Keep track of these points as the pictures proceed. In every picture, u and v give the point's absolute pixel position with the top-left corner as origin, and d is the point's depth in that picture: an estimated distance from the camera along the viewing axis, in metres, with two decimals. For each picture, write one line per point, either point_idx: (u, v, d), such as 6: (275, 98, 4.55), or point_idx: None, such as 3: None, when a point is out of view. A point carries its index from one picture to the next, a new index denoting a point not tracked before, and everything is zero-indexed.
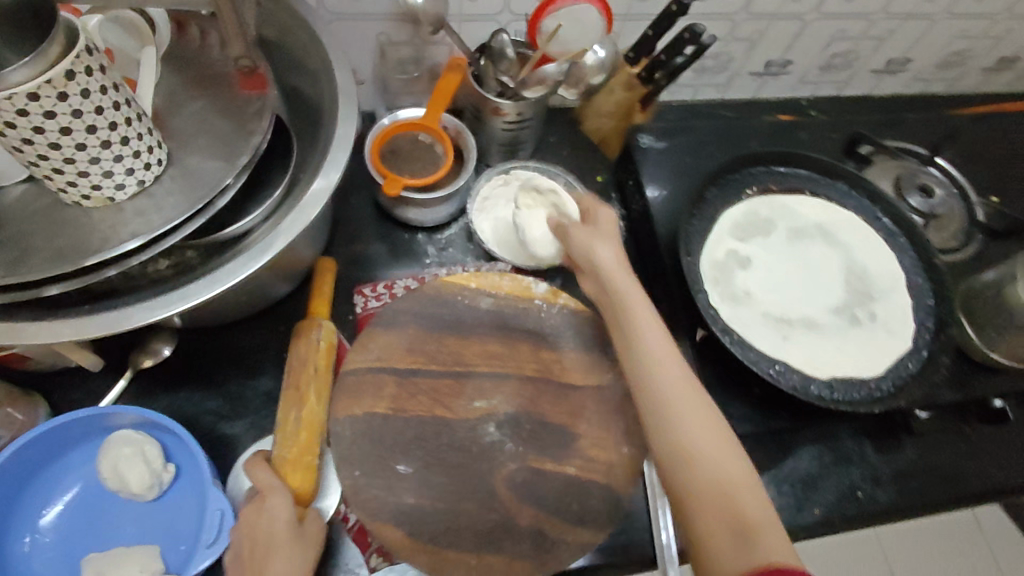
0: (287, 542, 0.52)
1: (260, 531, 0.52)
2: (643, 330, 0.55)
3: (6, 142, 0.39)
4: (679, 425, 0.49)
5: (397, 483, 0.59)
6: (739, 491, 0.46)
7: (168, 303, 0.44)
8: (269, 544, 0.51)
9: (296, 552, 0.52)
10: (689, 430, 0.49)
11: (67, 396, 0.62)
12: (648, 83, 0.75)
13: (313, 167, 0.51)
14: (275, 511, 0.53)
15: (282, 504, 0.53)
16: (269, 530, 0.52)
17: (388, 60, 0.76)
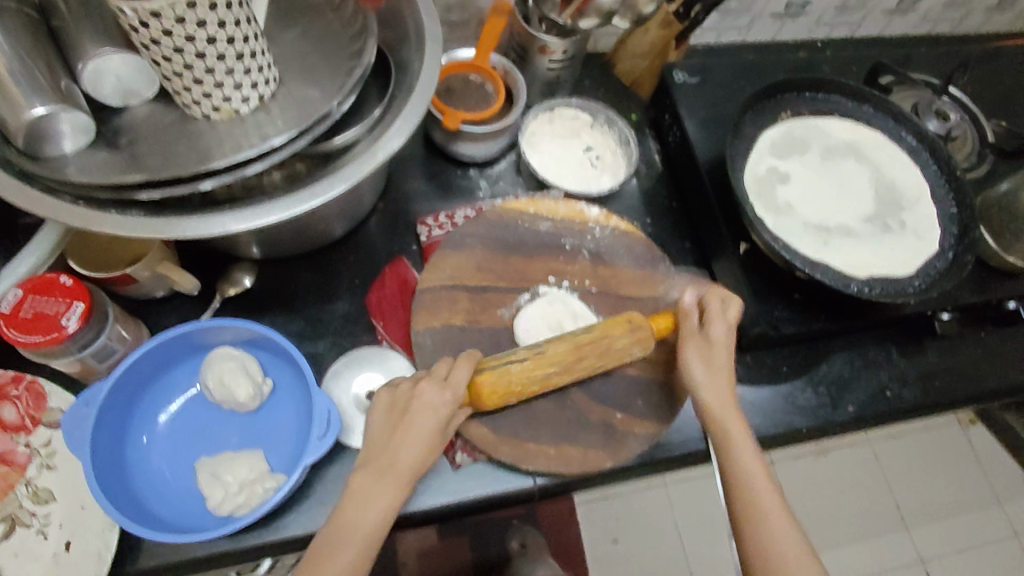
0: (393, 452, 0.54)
1: (381, 447, 0.54)
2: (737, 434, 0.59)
3: (158, 52, 0.44)
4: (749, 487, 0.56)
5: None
6: (779, 524, 0.54)
7: (295, 203, 0.48)
8: (380, 463, 0.53)
9: (383, 491, 0.52)
10: (770, 537, 0.54)
11: (162, 322, 0.67)
12: (686, 18, 0.78)
13: (405, 88, 0.55)
14: (404, 449, 0.54)
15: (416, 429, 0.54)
16: (392, 454, 0.54)
17: (437, 4, 0.80)
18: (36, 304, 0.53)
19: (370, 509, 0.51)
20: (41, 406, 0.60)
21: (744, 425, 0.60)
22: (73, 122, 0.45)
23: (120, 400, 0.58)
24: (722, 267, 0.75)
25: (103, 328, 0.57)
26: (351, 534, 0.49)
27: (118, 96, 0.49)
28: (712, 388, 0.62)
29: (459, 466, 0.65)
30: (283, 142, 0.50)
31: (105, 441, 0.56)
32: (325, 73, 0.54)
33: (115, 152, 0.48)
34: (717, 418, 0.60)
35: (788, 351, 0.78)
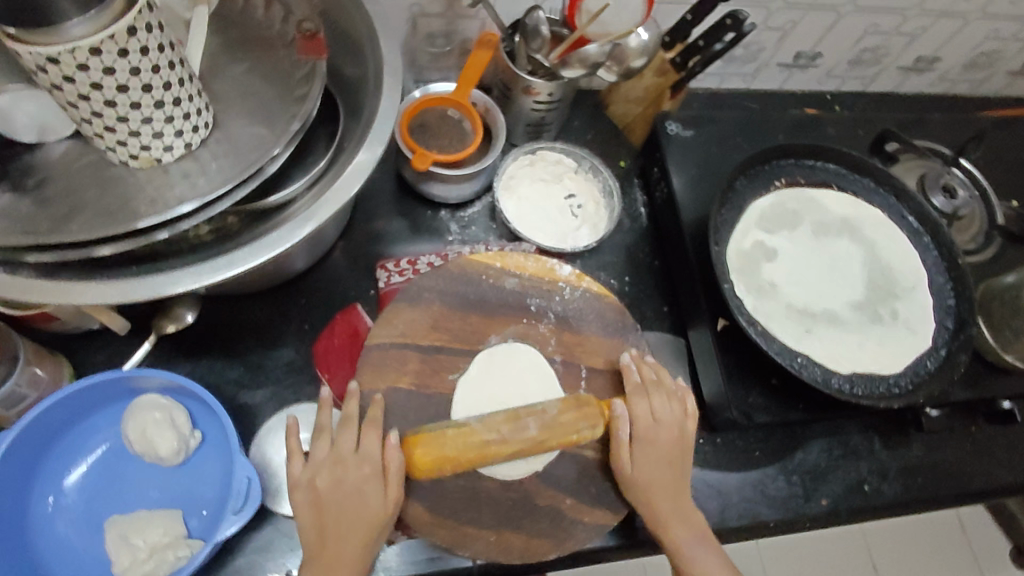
0: (357, 537, 0.54)
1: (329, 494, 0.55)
2: (662, 483, 0.59)
3: (62, 97, 0.39)
4: (688, 554, 0.58)
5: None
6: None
7: (212, 270, 0.43)
8: (337, 534, 0.54)
9: (356, 554, 0.54)
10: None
11: (88, 358, 0.62)
12: (683, 68, 0.72)
13: (354, 139, 0.50)
14: (356, 502, 0.54)
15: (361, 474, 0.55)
16: (341, 506, 0.55)
17: (420, 32, 0.75)
18: None
19: (343, 569, 0.53)
20: None
21: (668, 456, 0.60)
22: None
23: (26, 450, 0.53)
24: (698, 337, 0.70)
25: (12, 373, 0.53)
26: (319, 573, 0.52)
27: (33, 133, 0.45)
28: (653, 467, 0.60)
29: (392, 540, 0.61)
30: (195, 208, 0.44)
31: (4, 495, 0.52)
32: (267, 118, 0.49)
33: (19, 195, 0.44)
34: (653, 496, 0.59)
35: (762, 434, 0.73)
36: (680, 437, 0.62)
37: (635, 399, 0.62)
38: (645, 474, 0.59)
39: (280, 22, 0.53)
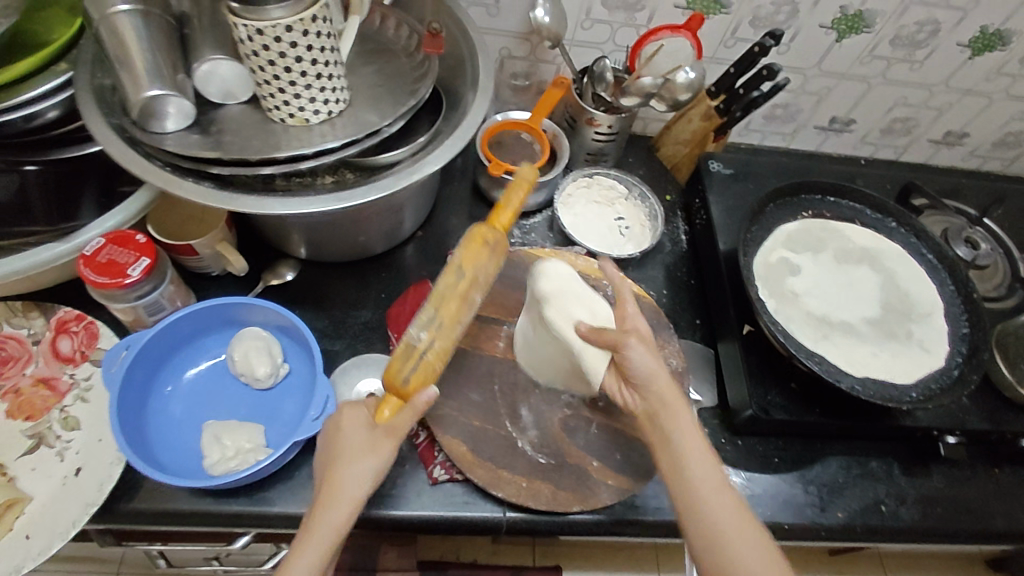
0: (368, 452, 0.55)
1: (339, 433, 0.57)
2: (703, 469, 0.57)
3: (255, 62, 0.54)
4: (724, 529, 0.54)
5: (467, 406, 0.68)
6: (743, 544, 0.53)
7: (337, 201, 0.56)
8: (342, 452, 0.55)
9: (365, 457, 0.55)
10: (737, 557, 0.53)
11: (208, 295, 0.75)
12: (726, 113, 0.84)
13: (452, 126, 0.63)
14: (351, 416, 0.58)
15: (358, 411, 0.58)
16: (345, 433, 0.56)
17: (505, 71, 0.90)
18: (111, 253, 0.61)
19: (349, 475, 0.54)
20: (90, 345, 0.68)
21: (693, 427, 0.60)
22: (178, 107, 0.55)
23: (155, 351, 0.65)
24: (725, 351, 0.77)
25: (159, 286, 0.65)
26: (333, 498, 0.53)
27: (219, 94, 0.59)
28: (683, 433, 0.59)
29: (436, 482, 0.67)
30: (337, 146, 0.58)
31: (134, 382, 0.63)
32: (387, 102, 0.63)
33: (205, 137, 0.57)
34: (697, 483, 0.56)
35: (782, 442, 0.78)
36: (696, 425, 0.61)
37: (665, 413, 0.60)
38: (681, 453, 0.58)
39: (405, 40, 0.68)
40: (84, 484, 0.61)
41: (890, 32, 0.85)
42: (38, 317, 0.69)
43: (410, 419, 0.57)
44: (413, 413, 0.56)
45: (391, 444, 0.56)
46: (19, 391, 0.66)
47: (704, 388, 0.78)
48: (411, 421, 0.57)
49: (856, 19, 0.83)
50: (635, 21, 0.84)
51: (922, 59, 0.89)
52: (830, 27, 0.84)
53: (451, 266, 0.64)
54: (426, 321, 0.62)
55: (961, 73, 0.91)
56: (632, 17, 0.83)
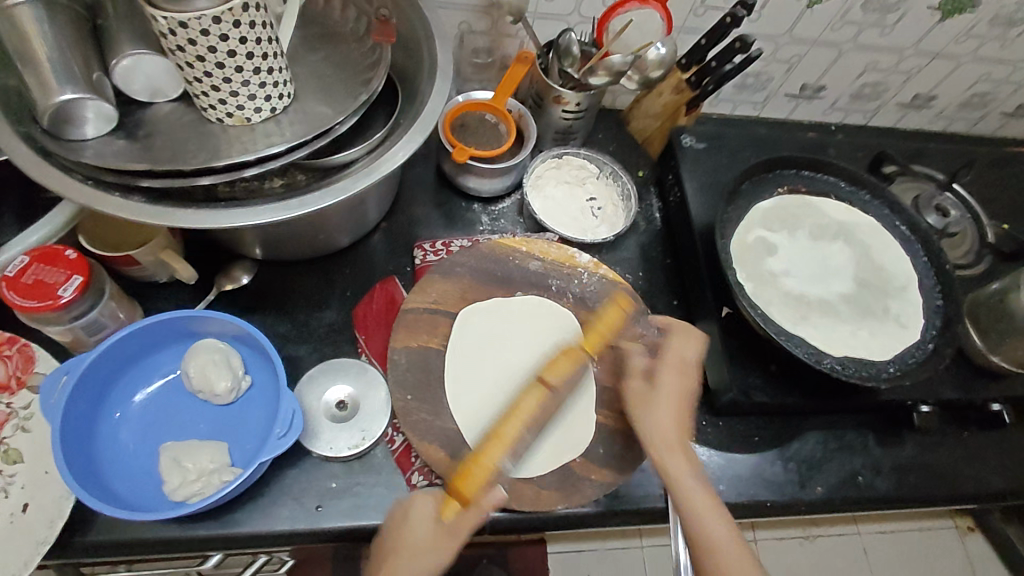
0: (431, 551, 0.56)
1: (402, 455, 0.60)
2: (666, 434, 0.61)
3: (182, 57, 0.48)
4: (706, 525, 0.56)
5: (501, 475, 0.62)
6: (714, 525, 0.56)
7: (286, 209, 0.51)
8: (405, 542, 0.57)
9: (423, 559, 0.55)
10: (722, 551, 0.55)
11: (156, 307, 0.69)
12: (697, 87, 0.81)
13: (410, 116, 0.59)
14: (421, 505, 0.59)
15: (428, 502, 0.59)
16: (410, 527, 0.57)
17: (465, 46, 0.85)
18: (38, 273, 0.55)
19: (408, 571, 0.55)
20: (27, 369, 0.62)
21: (694, 462, 0.60)
22: (97, 111, 0.49)
23: (99, 374, 0.60)
24: (704, 330, 0.76)
25: (96, 303, 0.60)
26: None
27: (145, 93, 0.53)
28: (655, 426, 0.62)
29: (415, 488, 0.65)
30: (282, 151, 0.52)
31: (78, 409, 0.58)
32: (336, 93, 0.57)
33: (133, 142, 0.51)
34: (665, 447, 0.60)
35: (762, 421, 0.78)
36: (680, 405, 0.63)
37: (637, 415, 0.63)
38: (653, 426, 0.62)
39: (352, 20, 0.62)
40: (32, 522, 0.57)
41: None
42: None
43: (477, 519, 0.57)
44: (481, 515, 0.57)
45: (453, 545, 0.57)
46: None
47: None
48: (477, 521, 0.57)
49: None
50: None
51: (893, 23, 0.87)
52: None
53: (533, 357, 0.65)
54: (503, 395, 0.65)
55: (930, 36, 0.90)
56: None
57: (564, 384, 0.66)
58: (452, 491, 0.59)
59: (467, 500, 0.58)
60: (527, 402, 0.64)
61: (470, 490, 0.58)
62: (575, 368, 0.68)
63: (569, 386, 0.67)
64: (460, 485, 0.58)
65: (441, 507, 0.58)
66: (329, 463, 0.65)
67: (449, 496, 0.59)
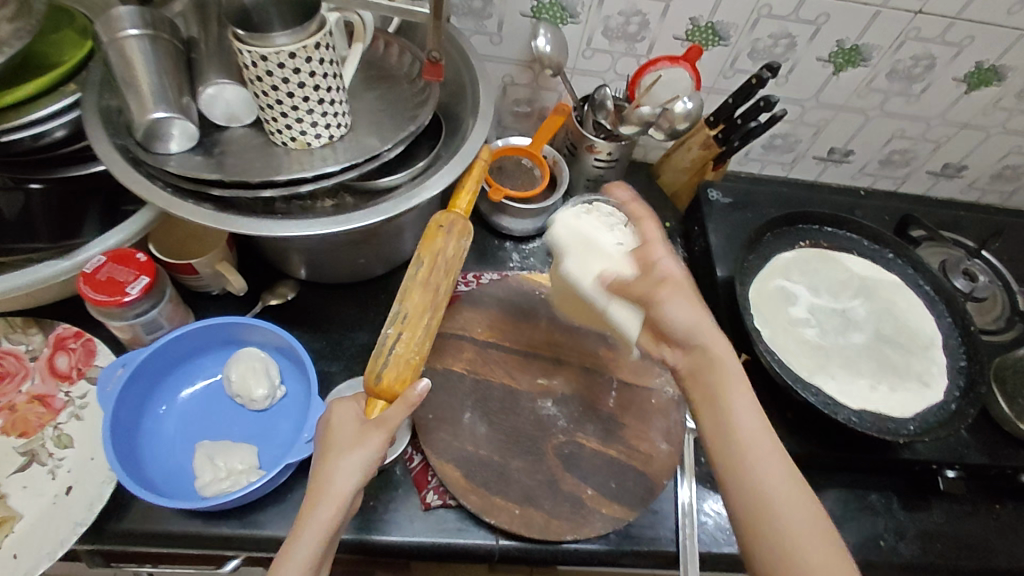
0: (356, 445, 0.52)
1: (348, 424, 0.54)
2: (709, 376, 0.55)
3: (259, 86, 0.55)
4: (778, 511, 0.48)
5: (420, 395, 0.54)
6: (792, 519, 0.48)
7: (334, 225, 0.56)
8: (332, 446, 0.53)
9: (354, 450, 0.52)
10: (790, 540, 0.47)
11: (206, 315, 0.75)
12: (724, 143, 0.85)
13: (451, 152, 0.64)
14: (341, 412, 0.55)
15: (348, 406, 0.56)
16: (336, 428, 0.54)
17: (507, 97, 0.92)
18: (110, 270, 0.61)
19: (340, 469, 0.51)
20: (87, 362, 0.68)
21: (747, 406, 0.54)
22: (182, 129, 0.56)
23: (151, 368, 0.65)
24: None
25: (157, 304, 0.65)
26: (323, 494, 0.50)
27: (224, 118, 0.60)
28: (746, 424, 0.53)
29: (429, 506, 0.67)
30: (336, 171, 0.58)
31: (130, 397, 0.63)
32: (387, 128, 0.63)
33: (208, 158, 0.58)
34: (710, 393, 0.55)
35: None
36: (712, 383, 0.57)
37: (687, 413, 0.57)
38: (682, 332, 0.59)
39: (407, 67, 0.69)
40: (72, 504, 0.61)
41: (887, 65, 0.86)
42: (36, 333, 0.69)
43: (400, 413, 0.53)
44: (405, 406, 0.53)
45: (379, 438, 0.52)
46: (14, 407, 0.66)
47: (701, 416, 0.78)
48: (402, 415, 0.53)
49: (853, 53, 0.84)
50: (636, 51, 0.85)
51: (919, 93, 0.90)
52: (828, 60, 0.85)
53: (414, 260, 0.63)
54: (393, 317, 0.60)
55: (957, 107, 0.92)
56: (632, 47, 0.84)
57: (433, 265, 0.62)
58: (372, 391, 0.57)
59: (390, 395, 0.57)
60: (414, 286, 0.61)
61: (380, 380, 0.56)
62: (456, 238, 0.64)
63: (444, 267, 0.63)
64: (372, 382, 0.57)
65: (365, 410, 0.56)
66: None
67: (372, 396, 0.57)
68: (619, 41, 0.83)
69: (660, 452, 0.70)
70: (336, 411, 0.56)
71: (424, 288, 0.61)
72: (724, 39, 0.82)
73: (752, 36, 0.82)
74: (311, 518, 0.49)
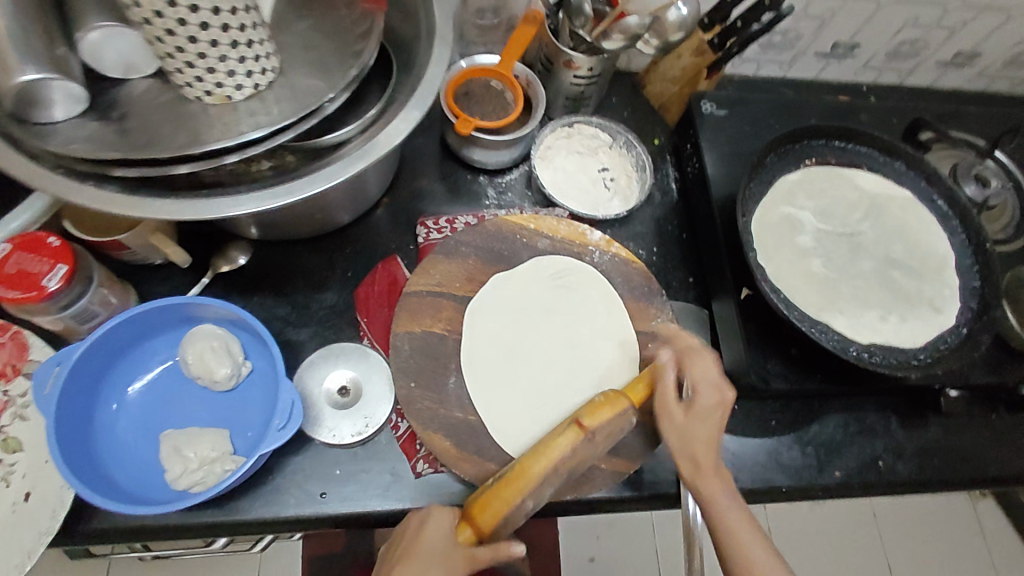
0: (439, 565, 0.49)
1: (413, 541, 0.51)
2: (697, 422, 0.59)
3: (151, 32, 0.44)
4: (728, 514, 0.56)
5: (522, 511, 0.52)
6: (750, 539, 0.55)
7: (273, 196, 0.47)
8: (416, 554, 0.50)
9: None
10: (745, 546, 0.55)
11: (151, 290, 0.67)
12: (720, 49, 0.75)
13: (406, 90, 0.54)
14: (438, 523, 0.53)
15: (444, 518, 0.53)
16: (427, 536, 0.52)
17: (468, 5, 0.78)
18: (19, 261, 0.52)
19: None
20: (21, 357, 0.61)
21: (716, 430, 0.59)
22: (65, 92, 0.45)
23: (92, 362, 0.58)
24: (721, 311, 0.72)
25: (87, 291, 0.57)
26: None
27: (119, 69, 0.49)
28: (693, 434, 0.59)
29: (419, 475, 0.63)
30: (268, 130, 0.48)
31: (75, 398, 0.57)
32: (324, 66, 0.52)
33: (106, 124, 0.47)
34: (704, 470, 0.58)
35: (778, 405, 0.75)
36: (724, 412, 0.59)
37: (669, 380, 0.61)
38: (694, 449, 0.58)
39: None
40: (36, 511, 0.56)
41: None
42: None
43: (489, 556, 0.51)
44: (494, 552, 0.51)
45: (463, 565, 0.49)
46: None
47: None
48: (490, 556, 0.51)
49: None
50: None
51: None
52: None
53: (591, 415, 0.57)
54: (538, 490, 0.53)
55: None
56: None
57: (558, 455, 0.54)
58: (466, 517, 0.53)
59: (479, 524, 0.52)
60: (559, 445, 0.54)
61: (485, 521, 0.51)
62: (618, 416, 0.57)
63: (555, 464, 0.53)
64: (474, 511, 0.52)
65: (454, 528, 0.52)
66: (331, 450, 0.64)
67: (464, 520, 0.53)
68: None
69: None
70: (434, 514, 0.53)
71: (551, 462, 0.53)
72: None
73: None
74: None
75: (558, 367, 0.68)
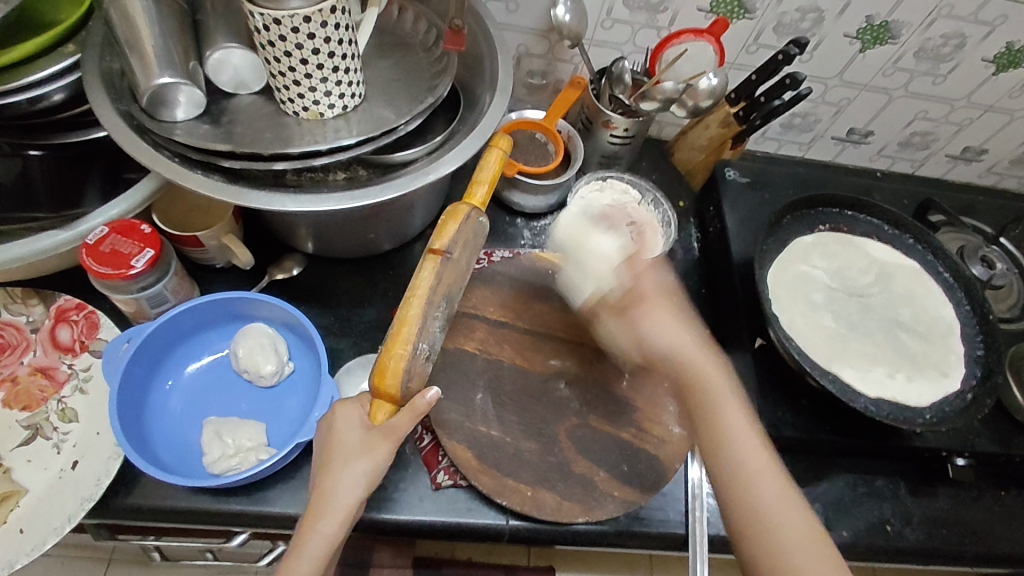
0: (362, 455, 0.51)
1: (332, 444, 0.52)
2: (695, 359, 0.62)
3: (270, 53, 0.52)
4: (745, 481, 0.55)
5: (418, 357, 0.54)
6: (774, 498, 0.54)
7: (349, 199, 0.55)
8: (336, 454, 0.52)
9: (359, 460, 0.51)
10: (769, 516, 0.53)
11: (211, 288, 0.74)
12: (744, 121, 0.83)
13: (468, 126, 0.62)
14: (345, 418, 0.53)
15: (351, 413, 0.54)
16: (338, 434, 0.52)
17: (522, 68, 0.88)
18: (114, 242, 0.58)
19: (343, 480, 0.51)
20: (90, 335, 0.66)
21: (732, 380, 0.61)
22: (189, 96, 0.53)
23: (157, 342, 0.64)
24: (735, 362, 0.75)
25: (163, 277, 0.63)
26: (326, 508, 0.50)
27: (231, 84, 0.57)
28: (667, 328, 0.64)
29: (439, 486, 0.66)
30: (351, 144, 0.56)
31: (137, 371, 0.62)
32: (402, 99, 0.61)
33: (215, 128, 0.55)
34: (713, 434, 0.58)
35: (788, 458, 0.77)
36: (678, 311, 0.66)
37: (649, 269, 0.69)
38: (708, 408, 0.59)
39: (422, 34, 0.66)
40: (79, 478, 0.59)
41: (916, 44, 0.83)
42: (36, 304, 0.67)
43: (411, 422, 0.53)
44: (415, 416, 0.53)
45: (388, 447, 0.52)
46: (16, 379, 0.65)
47: None
48: (411, 424, 0.53)
49: (882, 30, 0.81)
50: (657, 23, 0.82)
51: (946, 73, 0.87)
52: (855, 37, 0.82)
53: (415, 286, 0.55)
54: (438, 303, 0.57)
55: (983, 89, 0.90)
56: (653, 18, 0.80)
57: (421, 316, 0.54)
58: (374, 392, 0.53)
59: (390, 396, 0.53)
60: (423, 275, 0.56)
61: (390, 386, 0.52)
62: (466, 226, 0.60)
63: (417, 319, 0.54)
64: (377, 381, 0.52)
65: (369, 413, 0.54)
66: None
67: (375, 400, 0.53)
68: (641, 12, 0.80)
69: (673, 435, 0.69)
70: (337, 414, 0.54)
71: (413, 304, 0.54)
72: (749, 12, 0.79)
73: (779, 10, 0.79)
74: (315, 529, 0.49)
75: (569, 393, 0.71)
